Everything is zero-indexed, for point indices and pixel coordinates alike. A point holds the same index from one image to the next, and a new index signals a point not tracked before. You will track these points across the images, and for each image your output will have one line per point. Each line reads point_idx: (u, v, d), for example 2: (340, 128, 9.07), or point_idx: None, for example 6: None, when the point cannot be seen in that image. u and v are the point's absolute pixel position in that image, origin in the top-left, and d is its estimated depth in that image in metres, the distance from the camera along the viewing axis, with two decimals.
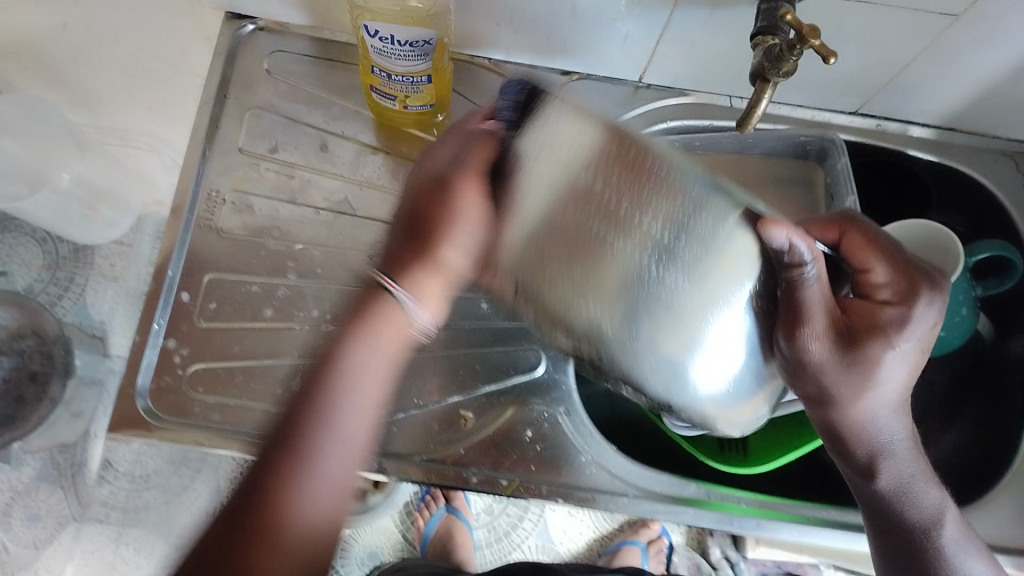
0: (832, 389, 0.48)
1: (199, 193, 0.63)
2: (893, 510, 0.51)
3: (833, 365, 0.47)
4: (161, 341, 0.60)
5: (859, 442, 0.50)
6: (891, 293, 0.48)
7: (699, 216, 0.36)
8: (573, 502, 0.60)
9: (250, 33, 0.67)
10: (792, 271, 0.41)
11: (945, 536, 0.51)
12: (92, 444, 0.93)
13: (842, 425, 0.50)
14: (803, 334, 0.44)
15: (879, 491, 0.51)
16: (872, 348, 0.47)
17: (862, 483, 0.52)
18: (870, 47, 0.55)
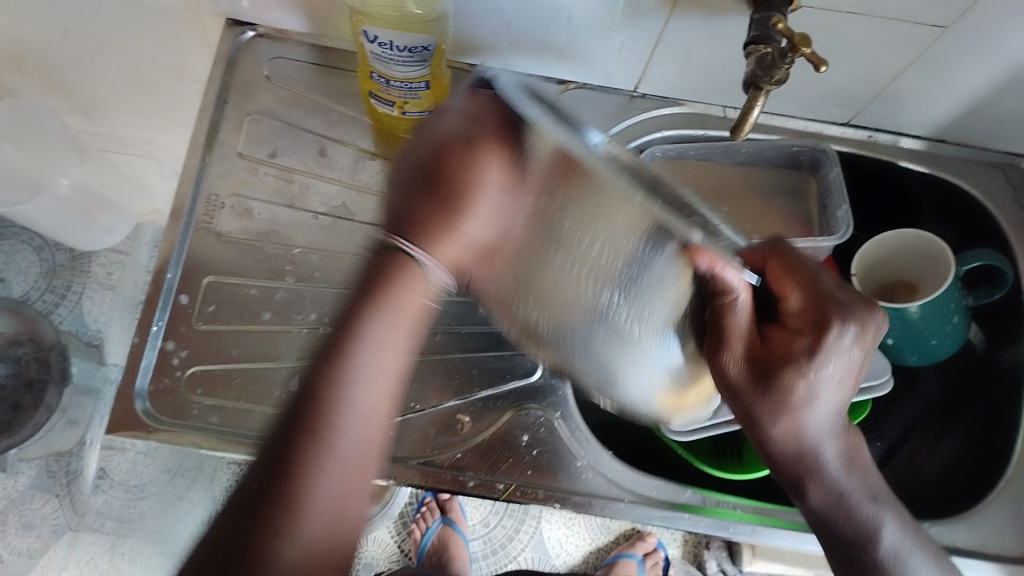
0: (754, 415, 0.43)
1: (199, 197, 0.64)
2: (833, 527, 0.47)
3: (746, 395, 0.43)
4: (160, 343, 0.60)
5: (787, 466, 0.46)
6: (806, 324, 0.41)
7: (652, 258, 0.31)
8: (570, 507, 0.60)
9: (251, 40, 0.67)
10: (720, 297, 0.38)
11: (885, 545, 0.47)
12: (87, 453, 1.01)
13: (772, 448, 0.45)
14: (724, 355, 0.41)
15: (815, 509, 0.47)
16: (790, 385, 0.42)
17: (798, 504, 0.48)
18: (861, 59, 0.56)
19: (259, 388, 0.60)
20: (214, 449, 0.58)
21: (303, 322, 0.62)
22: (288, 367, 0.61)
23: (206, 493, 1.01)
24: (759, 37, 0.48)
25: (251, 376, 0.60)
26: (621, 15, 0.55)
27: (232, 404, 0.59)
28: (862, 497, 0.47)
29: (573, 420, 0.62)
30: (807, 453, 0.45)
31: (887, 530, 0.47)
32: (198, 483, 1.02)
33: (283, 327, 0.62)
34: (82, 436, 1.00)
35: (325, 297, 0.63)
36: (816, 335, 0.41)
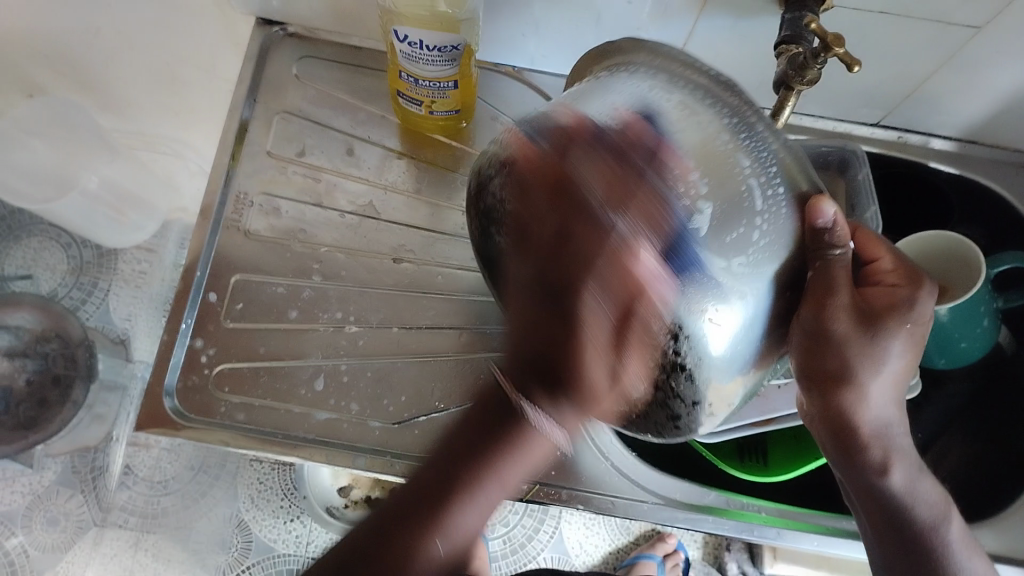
0: (853, 362, 0.44)
1: (228, 195, 0.64)
2: (902, 512, 0.49)
3: (850, 342, 0.43)
4: (189, 340, 0.61)
5: (872, 442, 0.47)
6: (897, 278, 0.45)
7: (761, 184, 0.36)
8: (592, 509, 0.60)
9: (281, 37, 0.68)
10: (829, 250, 0.39)
11: (951, 534, 0.50)
12: (114, 448, 1.02)
13: (851, 415, 0.46)
14: (828, 308, 0.41)
15: (891, 489, 0.48)
16: (894, 327, 0.44)
17: (869, 484, 0.48)
18: (896, 58, 0.56)
19: (286, 385, 0.60)
20: (239, 447, 0.58)
21: (328, 321, 0.62)
22: (314, 365, 0.61)
23: (228, 489, 1.01)
24: (790, 37, 0.48)
25: (277, 373, 0.61)
26: (649, 14, 0.54)
27: (258, 402, 0.60)
28: (921, 476, 0.49)
29: None
30: (886, 425, 0.47)
31: (951, 519, 0.50)
32: (222, 480, 1.01)
33: (310, 325, 0.62)
34: (108, 432, 1.02)
35: (351, 296, 0.63)
36: (911, 289, 0.44)
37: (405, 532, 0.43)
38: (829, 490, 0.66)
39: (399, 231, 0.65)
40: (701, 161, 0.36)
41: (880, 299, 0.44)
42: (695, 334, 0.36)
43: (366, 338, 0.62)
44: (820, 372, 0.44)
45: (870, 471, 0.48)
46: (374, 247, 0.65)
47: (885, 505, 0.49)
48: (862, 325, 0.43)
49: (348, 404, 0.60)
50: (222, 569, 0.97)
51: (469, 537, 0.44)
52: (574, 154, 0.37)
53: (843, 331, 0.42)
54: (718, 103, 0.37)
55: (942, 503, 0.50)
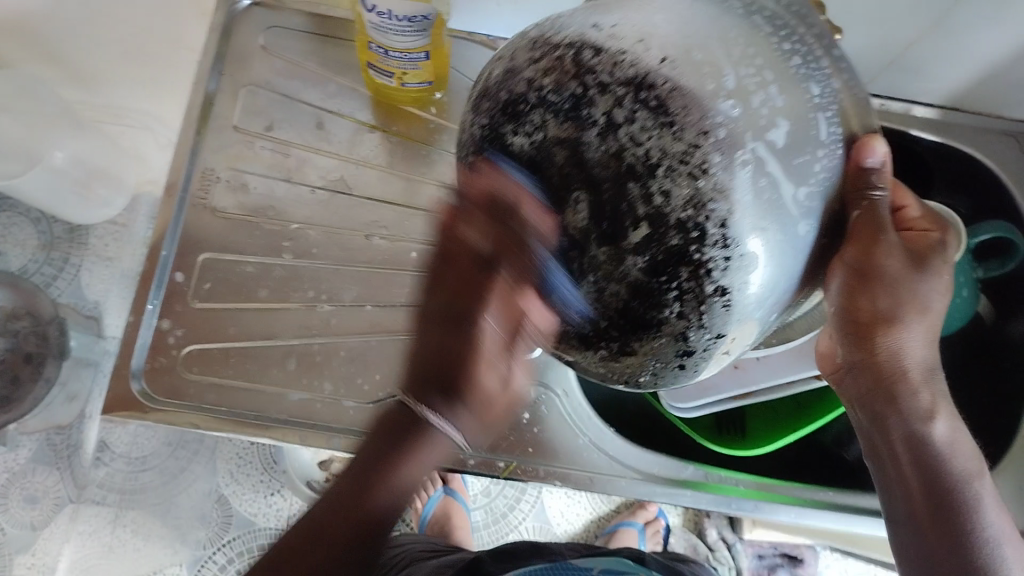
0: (901, 303, 0.42)
1: (193, 170, 0.63)
2: (938, 463, 0.43)
3: (897, 282, 0.42)
4: (156, 321, 0.59)
5: (917, 386, 0.44)
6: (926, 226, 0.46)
7: (823, 117, 0.35)
8: (570, 485, 0.59)
9: (245, 9, 0.65)
10: (871, 189, 0.38)
11: (989, 495, 0.44)
12: (88, 426, 1.00)
13: (889, 359, 0.43)
14: (876, 248, 0.40)
15: (931, 438, 0.43)
16: (935, 268, 0.44)
17: (904, 430, 0.44)
18: (875, 25, 0.55)
19: (258, 367, 0.59)
20: (208, 429, 0.57)
21: (301, 300, 0.61)
22: (287, 346, 0.60)
23: (208, 464, 0.99)
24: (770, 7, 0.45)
25: (249, 355, 0.59)
26: None
27: (230, 383, 0.58)
28: (960, 430, 0.44)
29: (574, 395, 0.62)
30: (931, 371, 0.44)
31: (989, 481, 0.45)
32: (201, 455, 1.00)
33: (283, 305, 0.61)
34: (82, 409, 1.00)
35: (323, 275, 0.62)
36: (934, 236, 0.45)
37: (323, 546, 0.42)
38: (807, 463, 0.66)
39: (372, 206, 0.64)
40: (780, 82, 0.34)
41: (913, 245, 0.44)
42: (746, 256, 0.33)
43: (340, 318, 0.61)
44: (864, 315, 0.43)
45: (910, 416, 0.44)
46: (346, 223, 0.63)
47: (925, 459, 0.43)
48: (908, 264, 0.42)
49: (321, 384, 0.59)
50: (202, 545, 0.97)
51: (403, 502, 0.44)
52: (635, 34, 0.33)
53: (894, 269, 0.41)
54: (775, 26, 0.36)
55: (977, 460, 0.44)
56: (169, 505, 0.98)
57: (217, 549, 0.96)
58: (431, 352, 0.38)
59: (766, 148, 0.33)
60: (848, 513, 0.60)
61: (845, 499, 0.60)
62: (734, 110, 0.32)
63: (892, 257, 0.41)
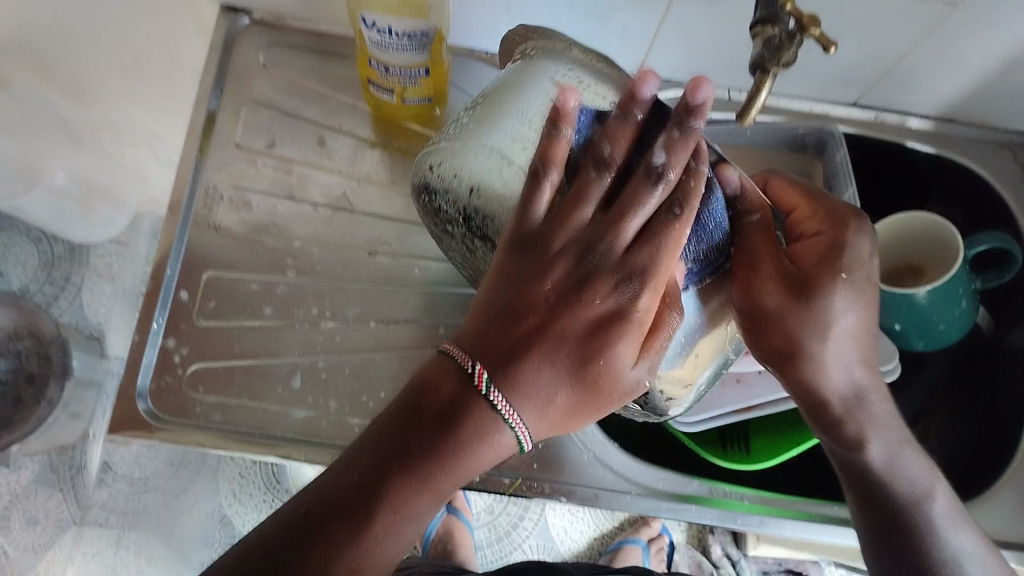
0: (798, 336, 0.45)
1: (197, 188, 0.63)
2: (881, 487, 0.49)
3: (787, 310, 0.44)
4: (161, 340, 0.59)
5: (847, 417, 0.48)
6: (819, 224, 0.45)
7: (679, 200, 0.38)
8: (575, 501, 0.59)
9: (246, 27, 0.66)
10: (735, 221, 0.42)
11: (937, 509, 0.49)
12: (91, 445, 1.00)
13: (813, 385, 0.47)
14: (754, 282, 0.43)
15: (867, 463, 0.49)
16: (827, 285, 0.44)
17: (849, 455, 0.49)
18: (869, 37, 0.55)
19: (262, 383, 0.59)
20: (213, 448, 0.57)
21: (304, 316, 0.61)
22: (291, 363, 0.60)
23: (209, 487, 1.04)
24: (764, 18, 0.46)
25: (253, 372, 0.59)
26: None
27: (235, 402, 0.58)
28: (901, 450, 0.49)
29: None
30: (858, 391, 0.48)
31: (937, 501, 0.49)
32: (200, 478, 1.04)
33: (285, 321, 0.61)
34: (84, 429, 0.99)
35: (326, 291, 0.62)
36: (835, 233, 0.45)
37: (310, 563, 0.37)
38: (813, 477, 0.65)
39: (374, 222, 0.64)
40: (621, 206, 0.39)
41: (811, 254, 0.45)
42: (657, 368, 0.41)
43: (343, 334, 0.61)
44: (774, 350, 0.46)
45: (846, 444, 0.49)
46: (349, 240, 0.63)
47: (863, 478, 0.50)
48: (792, 293, 0.44)
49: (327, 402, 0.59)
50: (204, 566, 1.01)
51: (398, 552, 0.39)
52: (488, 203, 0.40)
53: (775, 303, 0.44)
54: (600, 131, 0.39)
55: (930, 473, 0.50)
56: (172, 527, 1.02)
57: None
58: (490, 334, 0.37)
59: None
60: (851, 528, 0.60)
61: (850, 513, 0.60)
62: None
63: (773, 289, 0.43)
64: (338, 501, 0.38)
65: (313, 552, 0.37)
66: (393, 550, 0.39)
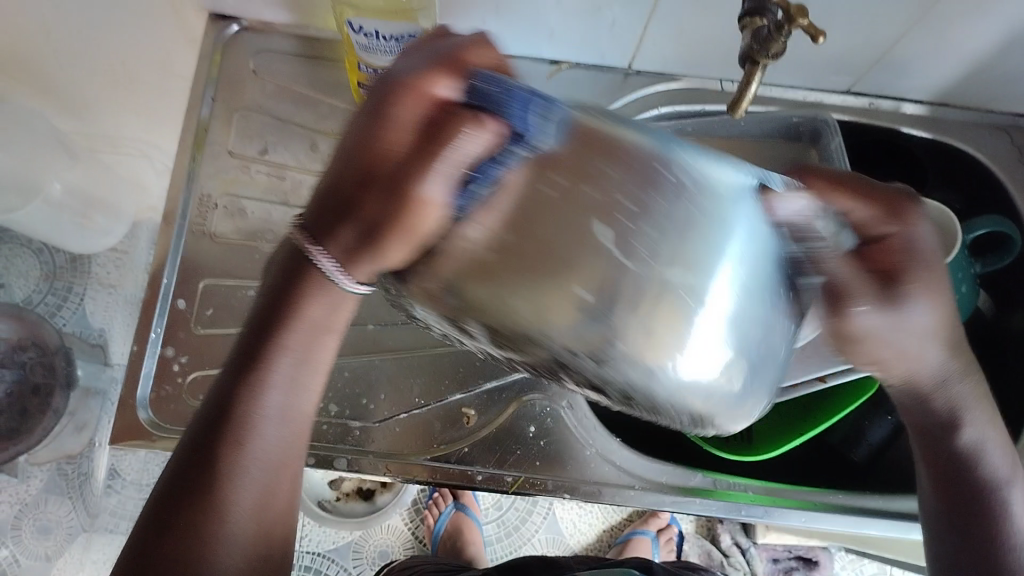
0: (884, 342, 0.43)
1: (191, 196, 0.63)
2: (967, 467, 0.50)
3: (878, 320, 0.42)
4: (160, 349, 0.59)
5: (940, 397, 0.49)
6: (875, 221, 0.42)
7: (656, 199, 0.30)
8: (579, 497, 0.59)
9: (235, 34, 0.65)
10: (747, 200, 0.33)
11: (1012, 496, 0.51)
12: (97, 454, 1.01)
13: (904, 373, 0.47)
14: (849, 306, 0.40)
15: (959, 442, 0.50)
16: (909, 287, 0.42)
17: (940, 436, 0.50)
18: (860, 25, 0.55)
19: None
20: None
21: None
22: None
23: None
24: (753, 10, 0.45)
25: None
26: None
27: None
28: (990, 434, 0.51)
29: (579, 407, 0.61)
30: (937, 381, 0.48)
31: (1012, 488, 0.51)
32: None
33: None
34: (90, 438, 1.00)
35: None
36: (904, 231, 0.42)
37: (184, 509, 0.41)
38: (816, 466, 0.66)
39: None
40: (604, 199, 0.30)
41: (882, 258, 0.42)
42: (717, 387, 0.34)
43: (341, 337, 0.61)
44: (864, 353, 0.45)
45: (942, 426, 0.50)
46: None
47: (951, 459, 0.51)
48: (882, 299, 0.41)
49: (327, 405, 0.59)
50: None
51: (269, 459, 0.43)
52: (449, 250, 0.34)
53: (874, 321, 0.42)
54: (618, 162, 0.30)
55: (1011, 463, 0.51)
56: None
57: None
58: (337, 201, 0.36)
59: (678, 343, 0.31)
60: (858, 516, 0.60)
61: (854, 501, 0.60)
62: (582, 321, 0.30)
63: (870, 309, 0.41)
64: (200, 421, 0.42)
65: (180, 492, 0.41)
66: (265, 466, 0.43)
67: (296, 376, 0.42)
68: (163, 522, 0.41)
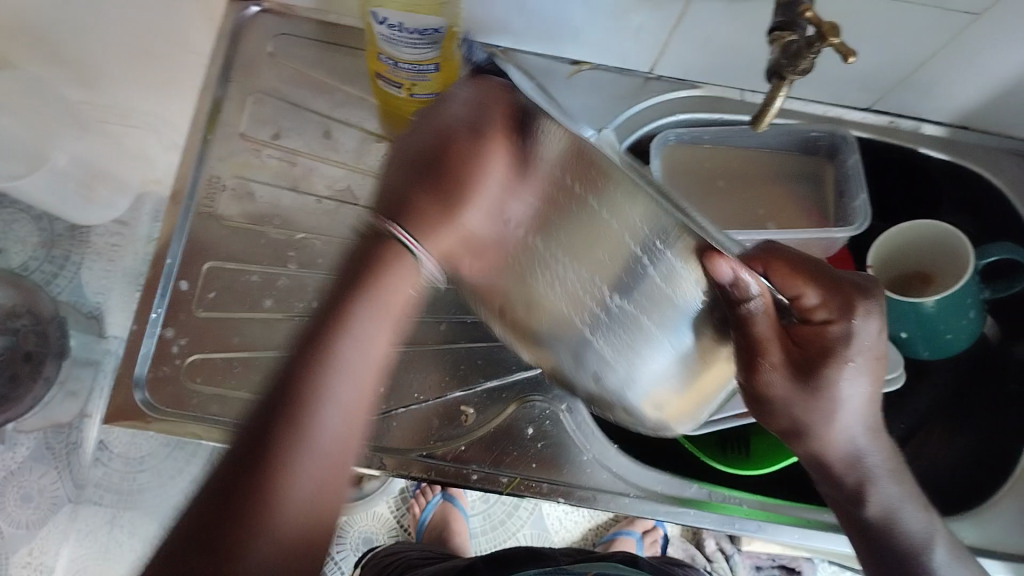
0: (803, 417, 0.46)
1: (199, 178, 0.62)
2: (882, 538, 0.49)
3: (797, 397, 0.45)
4: (160, 330, 0.59)
5: (846, 470, 0.49)
6: (828, 313, 0.43)
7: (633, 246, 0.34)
8: (573, 501, 0.58)
9: (254, 15, 0.65)
10: (738, 309, 0.37)
11: (936, 559, 0.49)
12: (87, 426, 0.98)
13: (822, 455, 0.48)
14: (760, 370, 0.43)
15: (868, 518, 0.49)
16: (831, 371, 0.44)
17: (848, 508, 0.50)
18: (886, 45, 0.54)
19: (260, 377, 0.58)
20: (212, 440, 0.57)
21: (305, 311, 0.60)
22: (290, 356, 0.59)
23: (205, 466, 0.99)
24: (784, 24, 0.45)
25: (252, 364, 0.59)
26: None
27: (232, 393, 0.58)
28: (904, 504, 0.49)
29: (579, 411, 0.61)
30: (859, 456, 0.48)
31: (937, 549, 0.49)
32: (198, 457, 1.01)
33: (286, 315, 0.60)
34: (82, 408, 0.98)
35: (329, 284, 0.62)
36: (845, 322, 0.43)
37: (238, 497, 0.37)
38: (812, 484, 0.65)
39: None
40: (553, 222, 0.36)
41: (815, 342, 0.44)
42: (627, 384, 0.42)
43: None
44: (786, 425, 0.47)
45: (849, 499, 0.49)
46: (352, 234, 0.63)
47: (866, 532, 0.50)
48: (793, 381, 0.44)
49: None
50: None
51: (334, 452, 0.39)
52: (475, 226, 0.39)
53: (781, 391, 0.45)
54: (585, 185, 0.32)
55: (930, 526, 0.50)
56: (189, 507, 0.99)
57: None
58: (400, 180, 0.40)
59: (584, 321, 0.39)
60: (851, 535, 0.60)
61: None
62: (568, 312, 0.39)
63: (779, 381, 0.44)
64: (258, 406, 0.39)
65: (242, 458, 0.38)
66: (334, 453, 0.39)
67: (351, 373, 0.40)
68: (228, 489, 0.37)
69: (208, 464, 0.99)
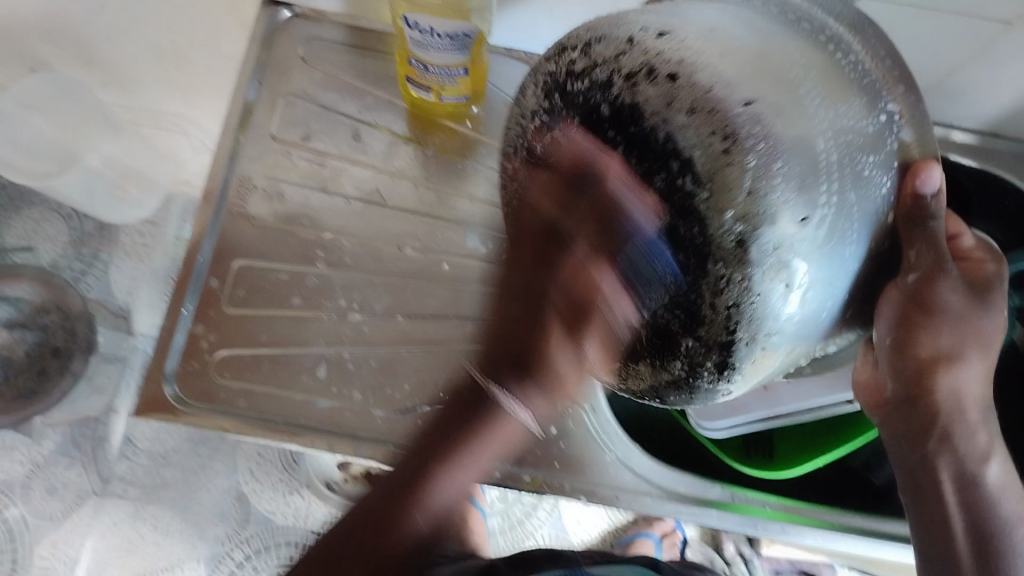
0: (962, 335, 0.43)
1: (232, 177, 0.64)
2: (983, 506, 0.45)
3: (969, 313, 0.43)
4: (190, 325, 0.59)
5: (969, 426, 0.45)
6: (983, 252, 0.46)
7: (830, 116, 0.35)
8: (596, 500, 0.59)
9: (286, 20, 0.67)
10: (925, 215, 0.38)
11: None
12: (114, 422, 1.00)
13: (948, 399, 0.44)
14: (941, 283, 0.41)
15: (984, 480, 0.45)
16: (995, 300, 0.44)
17: (965, 470, 0.45)
18: (912, 51, 0.55)
19: (289, 373, 0.59)
20: (237, 434, 0.57)
21: (333, 308, 0.62)
22: (319, 354, 0.60)
23: (229, 461, 1.00)
24: None
25: (281, 361, 0.60)
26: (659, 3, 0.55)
27: (261, 389, 0.58)
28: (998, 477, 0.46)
29: (602, 412, 0.62)
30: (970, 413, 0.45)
31: None
32: (222, 453, 1.01)
33: (314, 312, 0.61)
34: (107, 404, 1.00)
35: (356, 284, 0.62)
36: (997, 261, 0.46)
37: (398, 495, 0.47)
38: (836, 488, 0.65)
39: (405, 218, 0.65)
40: (833, 98, 0.36)
41: (972, 273, 0.45)
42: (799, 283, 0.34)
43: (372, 326, 0.61)
44: (929, 353, 0.43)
45: (959, 467, 0.45)
46: (379, 234, 0.64)
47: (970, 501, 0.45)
48: (970, 296, 0.43)
49: (352, 392, 0.59)
50: (221, 541, 0.98)
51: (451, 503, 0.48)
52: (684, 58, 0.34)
53: (952, 304, 0.42)
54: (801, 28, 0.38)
55: None
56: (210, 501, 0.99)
57: (235, 546, 0.98)
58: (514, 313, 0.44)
59: (804, 205, 0.34)
60: (873, 537, 0.60)
61: (871, 524, 0.59)
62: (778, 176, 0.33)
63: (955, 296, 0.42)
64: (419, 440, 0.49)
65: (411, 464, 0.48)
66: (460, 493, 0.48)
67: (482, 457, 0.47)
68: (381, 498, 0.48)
69: (233, 462, 1.01)
